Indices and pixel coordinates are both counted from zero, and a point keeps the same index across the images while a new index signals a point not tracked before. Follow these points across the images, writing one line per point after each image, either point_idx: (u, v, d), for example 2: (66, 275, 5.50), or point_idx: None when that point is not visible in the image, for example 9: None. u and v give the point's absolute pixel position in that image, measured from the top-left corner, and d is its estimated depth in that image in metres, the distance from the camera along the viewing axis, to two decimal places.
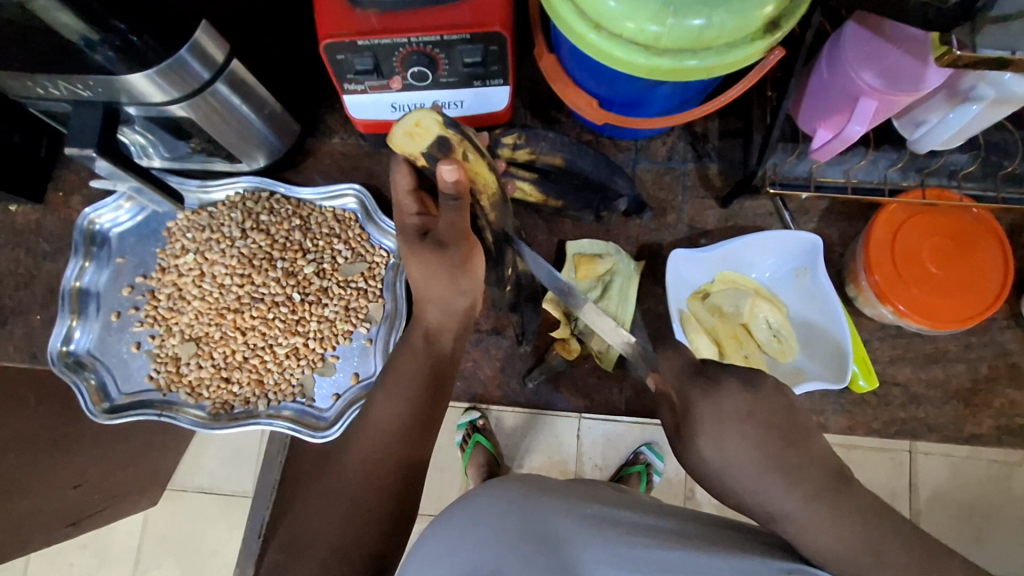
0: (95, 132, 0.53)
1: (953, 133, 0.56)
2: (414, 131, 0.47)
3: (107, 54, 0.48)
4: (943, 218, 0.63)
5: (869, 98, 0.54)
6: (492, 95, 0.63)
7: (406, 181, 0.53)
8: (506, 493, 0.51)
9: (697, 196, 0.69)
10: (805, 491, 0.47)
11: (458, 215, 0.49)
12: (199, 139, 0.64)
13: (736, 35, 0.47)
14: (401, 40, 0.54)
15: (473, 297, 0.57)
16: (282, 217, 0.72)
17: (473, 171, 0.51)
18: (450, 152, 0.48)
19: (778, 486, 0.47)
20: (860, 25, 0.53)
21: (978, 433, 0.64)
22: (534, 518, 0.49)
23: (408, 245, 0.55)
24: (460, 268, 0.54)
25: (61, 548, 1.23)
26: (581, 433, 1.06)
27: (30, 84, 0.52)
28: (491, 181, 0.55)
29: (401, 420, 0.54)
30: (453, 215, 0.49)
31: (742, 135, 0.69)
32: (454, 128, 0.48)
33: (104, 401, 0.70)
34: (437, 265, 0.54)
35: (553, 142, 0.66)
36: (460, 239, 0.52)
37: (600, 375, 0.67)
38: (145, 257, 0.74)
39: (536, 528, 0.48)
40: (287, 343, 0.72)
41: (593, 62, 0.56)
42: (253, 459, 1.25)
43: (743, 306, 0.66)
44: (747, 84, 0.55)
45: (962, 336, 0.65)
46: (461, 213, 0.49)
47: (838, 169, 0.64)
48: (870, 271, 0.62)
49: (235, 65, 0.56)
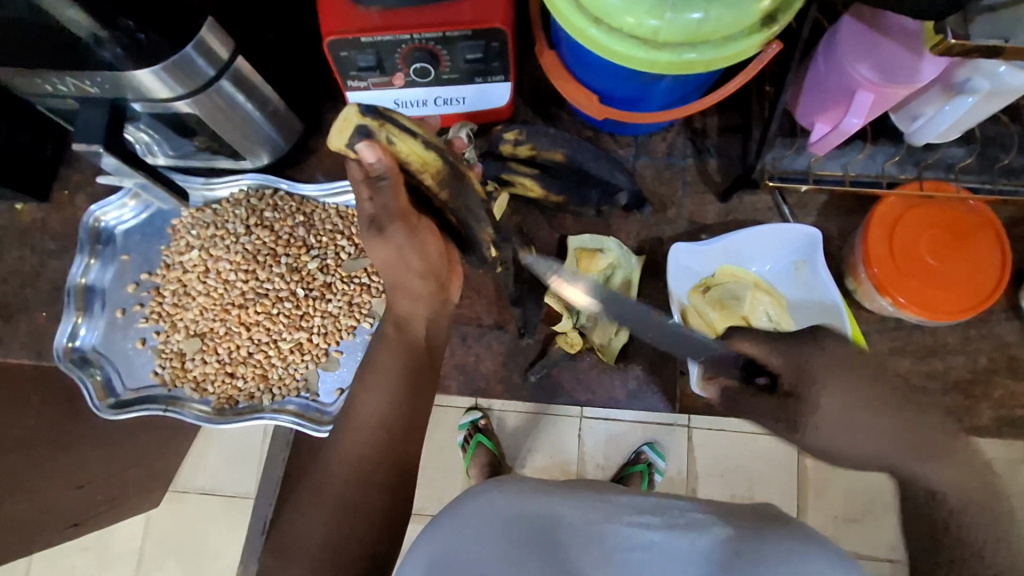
0: (103, 129, 0.54)
1: (950, 125, 0.57)
2: (337, 122, 0.43)
3: (115, 51, 0.49)
4: (940, 211, 0.63)
5: (865, 91, 0.54)
6: (494, 91, 0.63)
7: (357, 173, 0.49)
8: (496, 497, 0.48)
9: (696, 191, 0.69)
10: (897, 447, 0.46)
11: (392, 200, 0.47)
12: (204, 135, 0.64)
13: (733, 28, 0.48)
14: (403, 37, 0.55)
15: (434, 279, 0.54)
16: (285, 214, 0.73)
17: (403, 154, 0.45)
18: (370, 140, 0.43)
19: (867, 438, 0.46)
20: (855, 19, 0.54)
21: (978, 424, 0.65)
22: (538, 513, 0.47)
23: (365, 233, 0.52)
24: (402, 249, 0.51)
25: (63, 550, 1.23)
26: (582, 432, 1.06)
27: (37, 81, 0.53)
28: (434, 160, 0.46)
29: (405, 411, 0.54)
30: (386, 200, 0.47)
31: (741, 131, 0.70)
32: (372, 114, 0.43)
33: (109, 397, 0.71)
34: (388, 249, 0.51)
35: (554, 138, 0.67)
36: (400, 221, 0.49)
37: (601, 368, 0.67)
38: (149, 254, 0.75)
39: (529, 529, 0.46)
40: (291, 337, 0.73)
41: (592, 57, 0.57)
42: (255, 461, 1.24)
43: (743, 297, 0.66)
44: (744, 78, 0.56)
45: (961, 328, 0.66)
46: (392, 197, 0.47)
47: (837, 162, 0.65)
48: (869, 265, 0.63)
49: (240, 62, 0.57)
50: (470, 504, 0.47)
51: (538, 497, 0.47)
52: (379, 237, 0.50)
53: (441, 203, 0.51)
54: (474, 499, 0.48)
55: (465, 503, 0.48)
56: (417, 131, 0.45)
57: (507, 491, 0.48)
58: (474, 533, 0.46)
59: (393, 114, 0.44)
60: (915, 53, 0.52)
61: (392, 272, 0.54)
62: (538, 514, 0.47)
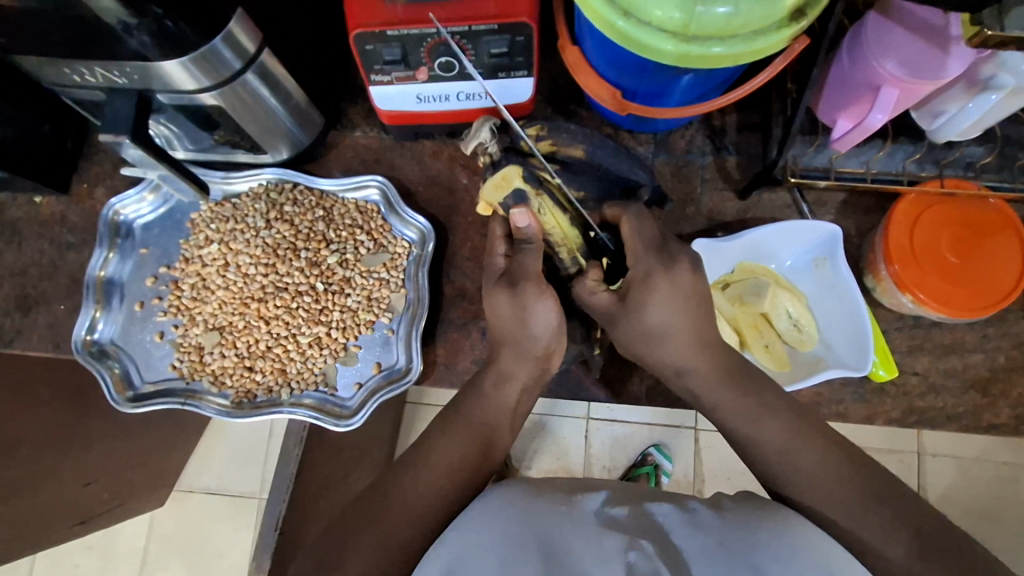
0: (129, 120, 0.54)
1: (973, 122, 0.58)
2: (500, 183, 0.59)
3: (143, 39, 0.49)
4: (959, 208, 0.64)
5: (891, 86, 0.55)
6: (517, 86, 0.63)
7: (499, 228, 0.61)
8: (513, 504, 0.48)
9: (715, 188, 0.70)
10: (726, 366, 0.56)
11: (530, 258, 0.58)
12: (225, 130, 0.65)
13: (763, 22, 0.48)
14: (429, 31, 0.55)
15: (547, 342, 0.59)
16: (305, 208, 0.73)
17: (549, 223, 0.59)
18: (524, 201, 0.58)
19: None
20: (880, 14, 0.55)
21: (996, 422, 0.64)
22: (540, 516, 0.47)
23: (489, 284, 0.60)
24: (529, 310, 0.57)
25: (67, 549, 1.22)
26: (588, 434, 1.18)
27: (66, 71, 0.53)
28: (573, 234, 0.61)
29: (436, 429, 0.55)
30: (527, 258, 0.58)
31: (759, 129, 0.70)
32: (533, 182, 0.59)
33: (128, 390, 0.71)
34: (508, 304, 0.58)
35: (574, 133, 0.63)
36: (533, 279, 0.58)
37: (620, 364, 0.67)
38: (168, 248, 0.75)
39: (549, 534, 0.45)
40: (310, 332, 0.73)
41: (616, 52, 0.57)
42: (262, 459, 1.25)
43: (764, 294, 0.65)
44: (774, 70, 0.55)
45: (979, 326, 0.66)
46: (532, 255, 0.58)
47: (856, 161, 0.65)
48: (890, 262, 0.62)
49: (265, 57, 0.57)
50: (471, 517, 0.48)
51: (540, 502, 0.48)
52: (510, 294, 0.58)
53: (569, 274, 0.62)
54: (476, 512, 0.49)
55: (467, 517, 0.49)
56: (566, 209, 0.61)
57: (505, 496, 0.49)
58: (478, 539, 0.46)
59: (548, 188, 0.60)
60: (941, 49, 0.52)
61: (505, 329, 0.59)
62: (542, 514, 0.47)
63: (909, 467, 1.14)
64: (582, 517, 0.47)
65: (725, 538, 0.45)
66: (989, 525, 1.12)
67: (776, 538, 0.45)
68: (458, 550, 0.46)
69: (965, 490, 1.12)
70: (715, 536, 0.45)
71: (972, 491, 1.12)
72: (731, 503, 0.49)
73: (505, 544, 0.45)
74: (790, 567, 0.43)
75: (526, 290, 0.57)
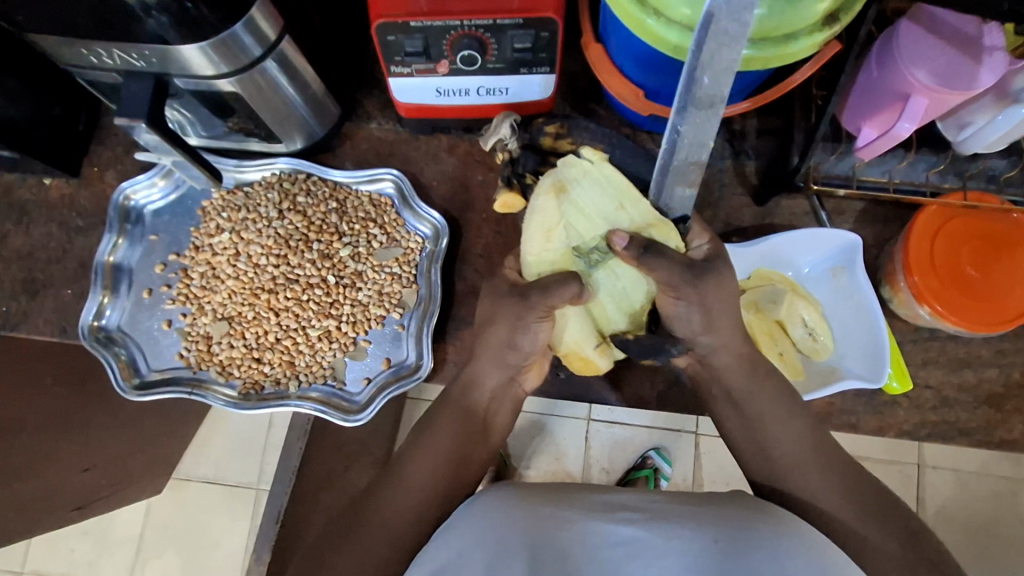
0: (145, 104, 0.53)
1: (999, 136, 0.57)
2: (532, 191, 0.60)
3: (160, 19, 0.48)
4: (979, 221, 0.63)
5: (920, 96, 0.55)
6: (538, 83, 0.62)
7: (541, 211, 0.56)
8: (507, 504, 0.48)
9: (733, 193, 0.69)
10: (746, 369, 0.55)
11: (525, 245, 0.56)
12: (241, 117, 0.64)
13: (793, 26, 0.48)
14: (453, 23, 0.55)
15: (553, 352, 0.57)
16: (319, 199, 0.72)
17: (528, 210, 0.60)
18: (595, 189, 0.54)
19: (710, 357, 0.54)
20: (912, 22, 0.54)
21: (1010, 438, 0.63)
22: (552, 518, 0.46)
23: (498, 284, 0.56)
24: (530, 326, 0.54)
25: (63, 534, 1.22)
26: (588, 435, 1.18)
27: (83, 52, 0.52)
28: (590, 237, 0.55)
29: (449, 447, 0.55)
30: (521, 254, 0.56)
31: (780, 134, 0.69)
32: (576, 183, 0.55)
33: (134, 377, 0.70)
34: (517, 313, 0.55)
35: (595, 133, 0.60)
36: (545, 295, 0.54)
37: (632, 368, 0.64)
38: (178, 235, 0.75)
39: (544, 540, 0.45)
40: (320, 325, 0.72)
41: (639, 54, 0.56)
42: (260, 451, 1.25)
43: (780, 301, 0.64)
44: (810, 71, 0.55)
45: (996, 342, 0.65)
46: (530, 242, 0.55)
47: (879, 170, 0.65)
48: (909, 273, 0.62)
49: (286, 43, 0.56)
50: (480, 503, 0.49)
51: (549, 500, 0.48)
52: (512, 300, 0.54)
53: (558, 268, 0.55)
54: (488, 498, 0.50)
55: (460, 522, 0.49)
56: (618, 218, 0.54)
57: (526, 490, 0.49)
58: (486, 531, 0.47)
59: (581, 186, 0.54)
60: (972, 59, 0.52)
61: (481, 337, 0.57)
62: (556, 516, 0.47)
63: (909, 478, 1.13)
64: (590, 520, 0.46)
65: (721, 536, 0.45)
66: (985, 538, 1.12)
67: (771, 537, 0.45)
68: (462, 538, 0.47)
69: (964, 504, 1.12)
70: (709, 532, 0.45)
71: (972, 504, 1.12)
72: (741, 495, 0.49)
73: (510, 545, 0.45)
74: (785, 569, 0.43)
75: (536, 310, 0.52)
